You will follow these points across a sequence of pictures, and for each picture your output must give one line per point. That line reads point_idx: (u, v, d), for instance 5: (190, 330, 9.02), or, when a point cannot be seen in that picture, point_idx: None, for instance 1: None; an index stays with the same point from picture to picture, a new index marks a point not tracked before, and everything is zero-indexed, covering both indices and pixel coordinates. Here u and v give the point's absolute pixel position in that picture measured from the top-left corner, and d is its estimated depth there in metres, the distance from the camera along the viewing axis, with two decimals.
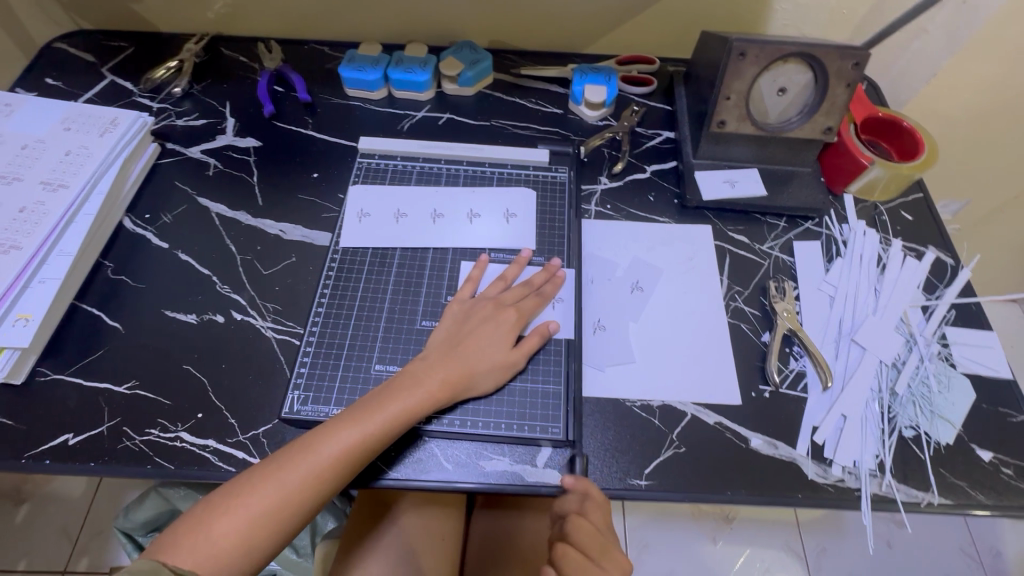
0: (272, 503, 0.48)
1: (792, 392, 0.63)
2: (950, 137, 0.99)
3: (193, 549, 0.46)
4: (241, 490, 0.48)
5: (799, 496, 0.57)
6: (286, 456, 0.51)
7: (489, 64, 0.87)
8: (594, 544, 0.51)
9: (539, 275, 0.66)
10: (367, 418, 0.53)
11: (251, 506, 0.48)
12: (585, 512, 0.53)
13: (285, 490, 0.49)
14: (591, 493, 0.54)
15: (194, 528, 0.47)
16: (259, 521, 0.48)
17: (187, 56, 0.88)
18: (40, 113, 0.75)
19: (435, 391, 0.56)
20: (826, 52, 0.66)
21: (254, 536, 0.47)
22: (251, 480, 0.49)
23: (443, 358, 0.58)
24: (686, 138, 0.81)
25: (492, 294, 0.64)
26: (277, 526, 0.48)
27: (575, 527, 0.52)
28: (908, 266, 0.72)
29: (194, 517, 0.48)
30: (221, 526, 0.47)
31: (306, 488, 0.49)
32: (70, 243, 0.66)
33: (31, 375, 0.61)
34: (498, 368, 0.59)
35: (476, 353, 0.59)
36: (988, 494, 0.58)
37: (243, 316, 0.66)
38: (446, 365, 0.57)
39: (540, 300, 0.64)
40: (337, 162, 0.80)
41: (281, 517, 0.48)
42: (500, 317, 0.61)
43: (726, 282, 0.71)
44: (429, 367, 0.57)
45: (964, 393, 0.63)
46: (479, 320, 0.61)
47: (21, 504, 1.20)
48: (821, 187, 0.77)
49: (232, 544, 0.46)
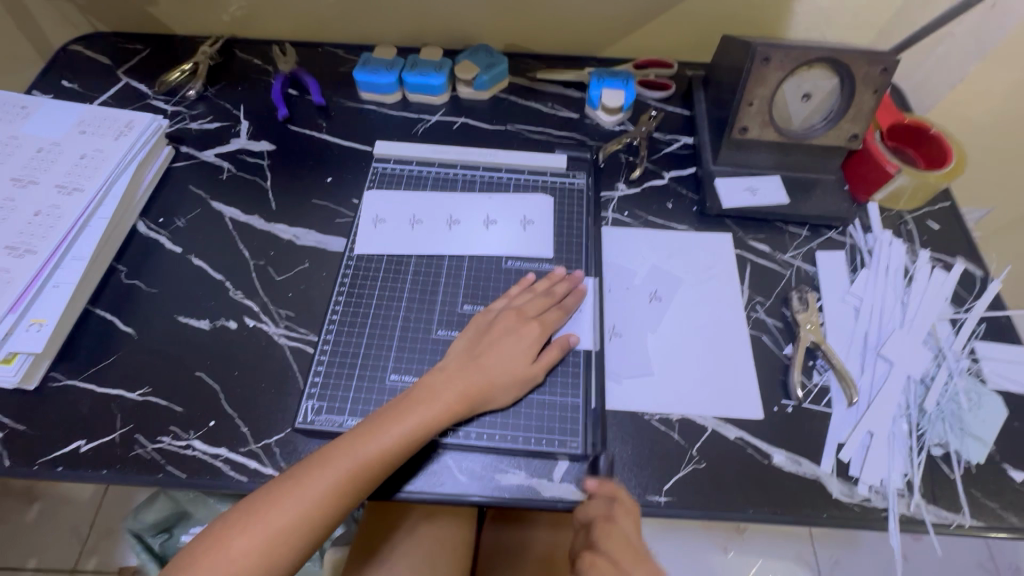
0: (292, 518, 0.47)
1: (816, 407, 0.61)
2: (975, 143, 0.96)
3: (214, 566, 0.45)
4: (259, 506, 0.48)
5: (825, 516, 0.56)
6: (305, 470, 0.50)
7: (505, 67, 0.85)
8: (624, 552, 0.48)
9: (562, 285, 0.65)
10: (386, 430, 0.52)
11: (272, 522, 0.47)
12: (613, 519, 0.50)
13: (306, 505, 0.48)
14: (618, 497, 0.52)
15: (213, 546, 0.46)
16: (278, 538, 0.47)
17: (202, 58, 0.88)
18: (56, 116, 0.75)
19: (454, 403, 0.55)
20: (853, 57, 0.64)
21: (275, 552, 0.47)
22: (270, 496, 0.48)
23: (463, 368, 0.57)
24: (705, 144, 0.79)
25: (518, 304, 0.63)
26: (297, 544, 0.47)
27: (604, 533, 0.49)
28: (935, 278, 0.69)
29: (213, 537, 0.47)
30: (242, 544, 0.46)
31: (327, 502, 0.49)
32: (83, 248, 0.65)
33: (44, 380, 0.61)
34: (518, 382, 0.58)
35: (497, 365, 0.58)
36: (1021, 516, 0.56)
37: (256, 323, 0.66)
38: (467, 374, 0.57)
39: (563, 312, 0.63)
40: (350, 167, 0.79)
41: (303, 531, 0.47)
42: (523, 329, 0.60)
43: (747, 293, 0.69)
44: (447, 377, 0.56)
45: (996, 409, 0.61)
46: (500, 331, 0.60)
47: (33, 503, 1.20)
48: (844, 196, 0.75)
49: (254, 562, 0.46)
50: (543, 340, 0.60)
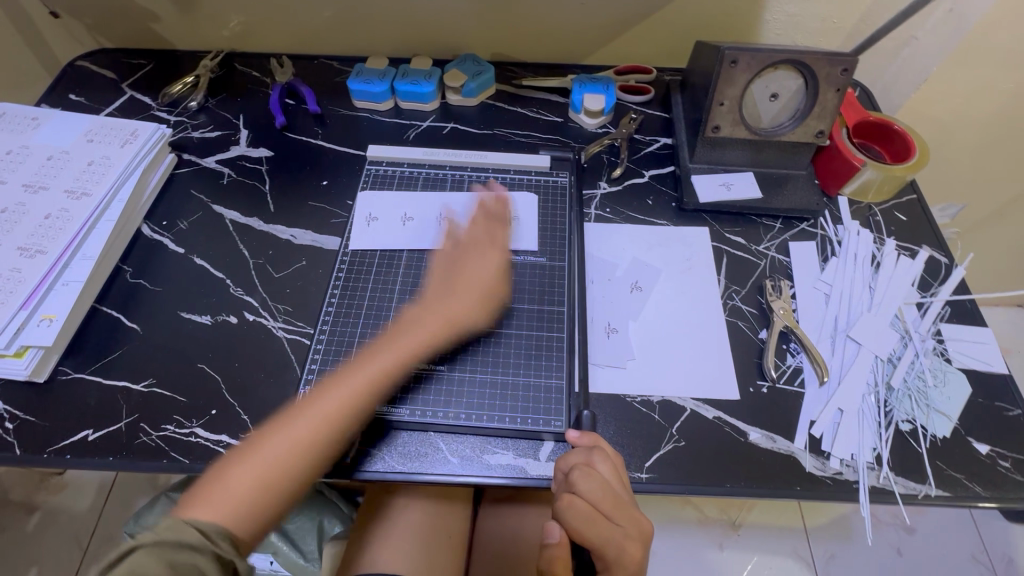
0: (284, 446, 0.51)
1: (790, 387, 0.64)
2: (945, 140, 1.01)
3: (212, 500, 0.47)
4: (251, 444, 0.51)
5: (798, 489, 0.58)
6: (296, 410, 0.54)
7: (491, 75, 0.90)
8: (604, 495, 0.50)
9: (481, 215, 0.72)
10: (371, 363, 0.58)
11: (269, 453, 0.50)
12: (592, 464, 0.53)
13: (298, 433, 0.52)
14: (599, 445, 0.55)
15: (207, 488, 0.48)
16: (272, 466, 0.50)
17: (203, 71, 0.92)
18: (64, 126, 0.78)
19: (434, 329, 0.63)
20: (815, 58, 0.68)
21: (271, 479, 0.49)
22: (260, 435, 0.52)
23: (438, 304, 0.64)
24: (683, 144, 0.83)
25: (472, 232, 0.71)
26: (292, 472, 0.50)
27: (583, 476, 0.51)
28: (902, 264, 0.73)
29: (208, 477, 0.49)
30: (235, 475, 0.49)
31: (318, 428, 0.53)
32: (91, 248, 0.69)
33: (52, 374, 0.64)
34: (491, 300, 0.66)
35: (469, 286, 0.66)
36: (985, 486, 0.58)
37: (256, 317, 0.69)
38: (441, 308, 0.64)
39: (502, 228, 0.72)
40: (345, 170, 0.83)
41: (296, 459, 0.51)
42: (484, 251, 0.69)
43: (723, 282, 0.73)
44: (424, 312, 0.64)
45: (960, 386, 0.64)
46: (467, 258, 0.68)
47: (34, 513, 1.22)
48: (815, 189, 0.79)
49: (251, 494, 0.48)
50: (494, 279, 0.67)
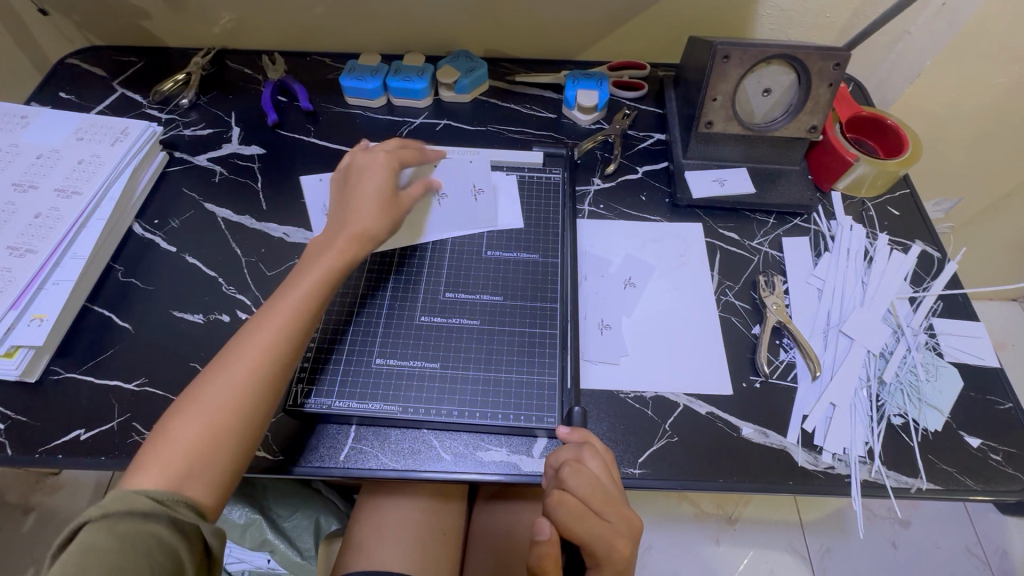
0: (218, 393, 0.50)
1: (783, 382, 0.65)
2: (939, 135, 1.01)
3: (159, 457, 0.46)
4: (187, 400, 0.49)
5: (791, 483, 0.59)
6: (223, 357, 0.52)
7: (485, 71, 0.89)
8: (593, 491, 0.50)
9: (413, 149, 0.68)
10: (290, 297, 0.56)
11: (207, 402, 0.49)
12: (582, 460, 0.53)
13: (228, 382, 0.50)
14: (588, 441, 0.55)
15: (153, 448, 0.47)
16: (211, 417, 0.49)
17: (194, 69, 0.92)
18: (54, 125, 0.78)
19: (343, 252, 0.59)
20: (808, 53, 0.68)
21: (216, 430, 0.48)
22: (195, 389, 0.50)
23: (328, 240, 0.61)
24: (676, 139, 0.83)
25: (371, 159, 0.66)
26: (232, 419, 0.49)
27: (573, 472, 0.51)
28: (894, 260, 0.73)
29: (154, 437, 0.48)
30: (175, 431, 0.48)
31: (247, 375, 0.51)
32: (82, 248, 0.68)
33: (44, 374, 0.64)
34: (392, 214, 0.63)
35: (363, 210, 0.62)
36: (976, 479, 0.59)
37: (248, 316, 0.69)
38: (339, 235, 0.60)
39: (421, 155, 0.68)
40: (338, 168, 0.83)
41: (236, 405, 0.50)
42: (372, 177, 0.63)
43: (716, 278, 0.73)
44: (331, 242, 0.60)
45: (951, 380, 0.64)
46: (355, 189, 0.63)
47: (30, 513, 1.22)
48: (808, 185, 0.79)
49: (198, 445, 0.47)
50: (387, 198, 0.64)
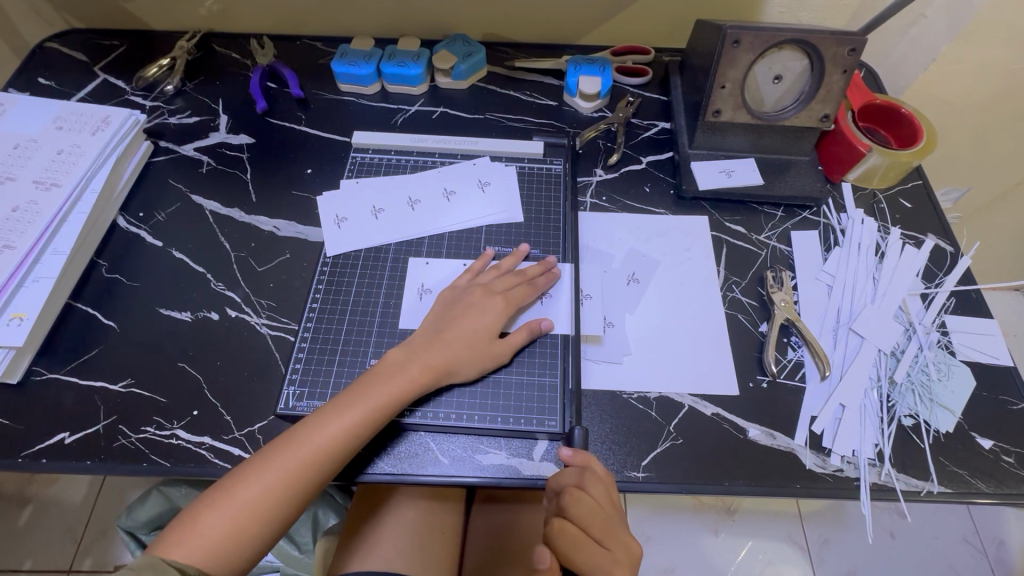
0: (260, 492, 0.49)
1: (790, 382, 0.63)
2: (950, 122, 0.98)
3: (192, 538, 0.47)
4: (231, 484, 0.49)
5: (798, 486, 0.57)
6: (271, 452, 0.51)
7: (483, 56, 0.86)
8: (593, 519, 0.50)
9: (534, 268, 0.66)
10: (350, 410, 0.53)
11: (241, 499, 0.48)
12: (584, 487, 0.51)
13: (272, 482, 0.49)
14: (591, 466, 0.53)
15: (187, 526, 0.48)
16: (248, 512, 0.48)
17: (179, 54, 0.88)
18: (32, 113, 0.74)
19: (422, 371, 0.57)
20: (822, 38, 0.65)
21: (246, 530, 0.48)
22: (240, 474, 0.50)
23: (428, 343, 0.58)
24: (682, 128, 0.80)
25: (484, 280, 0.65)
26: (266, 517, 0.49)
27: (572, 500, 0.50)
28: (906, 254, 0.71)
29: (189, 512, 0.48)
30: (211, 518, 0.48)
31: (291, 480, 0.50)
32: (63, 243, 0.66)
33: (27, 374, 0.61)
34: (481, 356, 0.59)
35: (463, 336, 0.59)
36: (988, 482, 0.57)
37: (238, 314, 0.66)
38: (430, 350, 0.58)
39: (531, 289, 0.64)
40: (330, 157, 0.79)
41: (269, 510, 0.49)
42: (487, 304, 0.61)
43: (723, 274, 0.70)
44: (412, 353, 0.57)
45: (964, 380, 0.63)
46: (466, 305, 0.61)
47: (26, 506, 1.20)
48: (818, 176, 0.76)
49: (230, 535, 0.48)
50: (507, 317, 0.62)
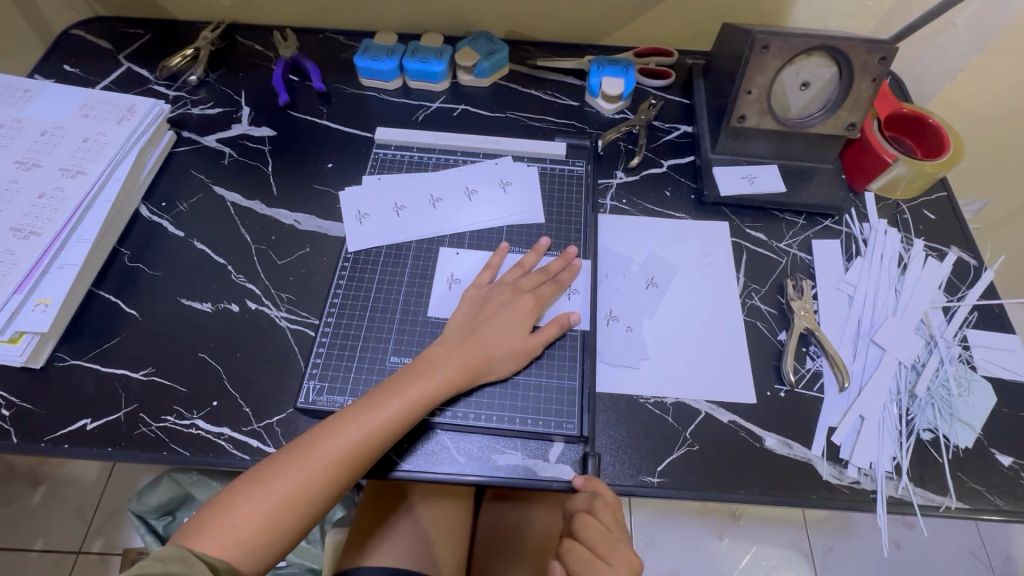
0: (295, 487, 0.49)
1: (808, 392, 0.62)
2: (975, 133, 0.96)
3: (224, 530, 0.47)
4: (264, 476, 0.50)
5: (814, 497, 0.57)
6: (306, 445, 0.51)
7: (505, 55, 0.86)
8: (603, 543, 0.53)
9: (556, 262, 0.66)
10: (387, 405, 0.53)
11: (275, 492, 0.49)
12: (594, 512, 0.54)
13: (307, 477, 0.50)
14: (602, 495, 0.54)
15: (221, 517, 0.48)
16: (282, 506, 0.49)
17: (202, 44, 0.88)
18: (58, 100, 0.75)
19: (456, 370, 0.57)
20: (852, 46, 0.64)
21: (278, 523, 0.49)
22: (273, 467, 0.50)
23: (462, 343, 0.59)
24: (704, 132, 0.79)
25: (510, 279, 0.65)
26: (299, 512, 0.49)
27: (583, 525, 0.53)
28: (929, 267, 0.70)
29: (220, 502, 0.49)
30: (245, 511, 0.48)
31: (325, 477, 0.50)
32: (87, 230, 0.66)
33: (50, 360, 0.62)
34: (516, 352, 0.60)
35: (497, 336, 0.60)
36: (1006, 499, 0.57)
37: (258, 306, 0.67)
38: (464, 350, 0.58)
39: (557, 287, 0.65)
40: (351, 152, 0.80)
41: (304, 504, 0.50)
42: (518, 302, 0.62)
43: (742, 280, 0.70)
44: (446, 353, 0.58)
45: (985, 396, 0.62)
46: (497, 307, 0.62)
47: (38, 486, 1.22)
48: (841, 185, 0.76)
49: (262, 528, 0.48)
50: (537, 312, 0.62)
